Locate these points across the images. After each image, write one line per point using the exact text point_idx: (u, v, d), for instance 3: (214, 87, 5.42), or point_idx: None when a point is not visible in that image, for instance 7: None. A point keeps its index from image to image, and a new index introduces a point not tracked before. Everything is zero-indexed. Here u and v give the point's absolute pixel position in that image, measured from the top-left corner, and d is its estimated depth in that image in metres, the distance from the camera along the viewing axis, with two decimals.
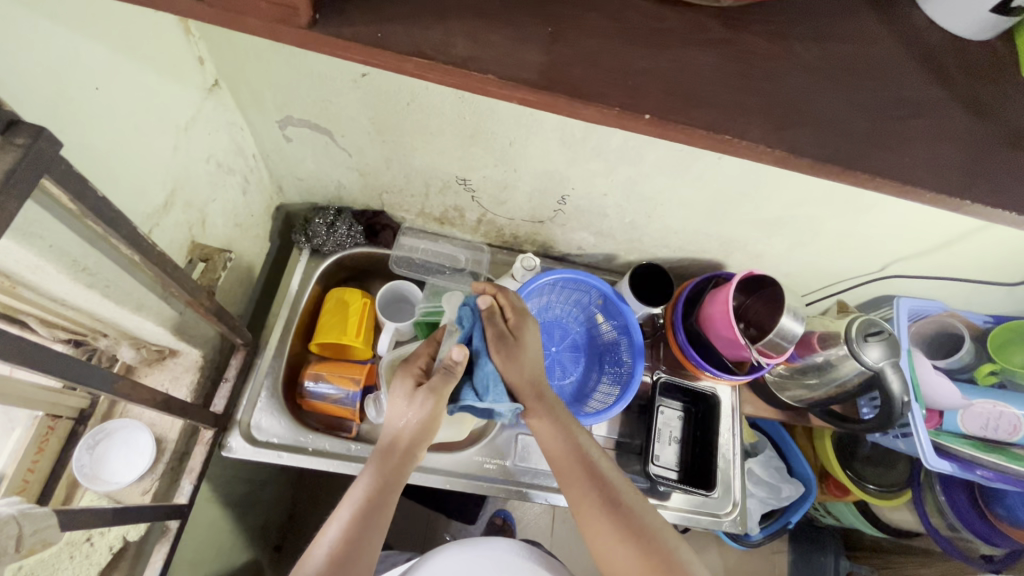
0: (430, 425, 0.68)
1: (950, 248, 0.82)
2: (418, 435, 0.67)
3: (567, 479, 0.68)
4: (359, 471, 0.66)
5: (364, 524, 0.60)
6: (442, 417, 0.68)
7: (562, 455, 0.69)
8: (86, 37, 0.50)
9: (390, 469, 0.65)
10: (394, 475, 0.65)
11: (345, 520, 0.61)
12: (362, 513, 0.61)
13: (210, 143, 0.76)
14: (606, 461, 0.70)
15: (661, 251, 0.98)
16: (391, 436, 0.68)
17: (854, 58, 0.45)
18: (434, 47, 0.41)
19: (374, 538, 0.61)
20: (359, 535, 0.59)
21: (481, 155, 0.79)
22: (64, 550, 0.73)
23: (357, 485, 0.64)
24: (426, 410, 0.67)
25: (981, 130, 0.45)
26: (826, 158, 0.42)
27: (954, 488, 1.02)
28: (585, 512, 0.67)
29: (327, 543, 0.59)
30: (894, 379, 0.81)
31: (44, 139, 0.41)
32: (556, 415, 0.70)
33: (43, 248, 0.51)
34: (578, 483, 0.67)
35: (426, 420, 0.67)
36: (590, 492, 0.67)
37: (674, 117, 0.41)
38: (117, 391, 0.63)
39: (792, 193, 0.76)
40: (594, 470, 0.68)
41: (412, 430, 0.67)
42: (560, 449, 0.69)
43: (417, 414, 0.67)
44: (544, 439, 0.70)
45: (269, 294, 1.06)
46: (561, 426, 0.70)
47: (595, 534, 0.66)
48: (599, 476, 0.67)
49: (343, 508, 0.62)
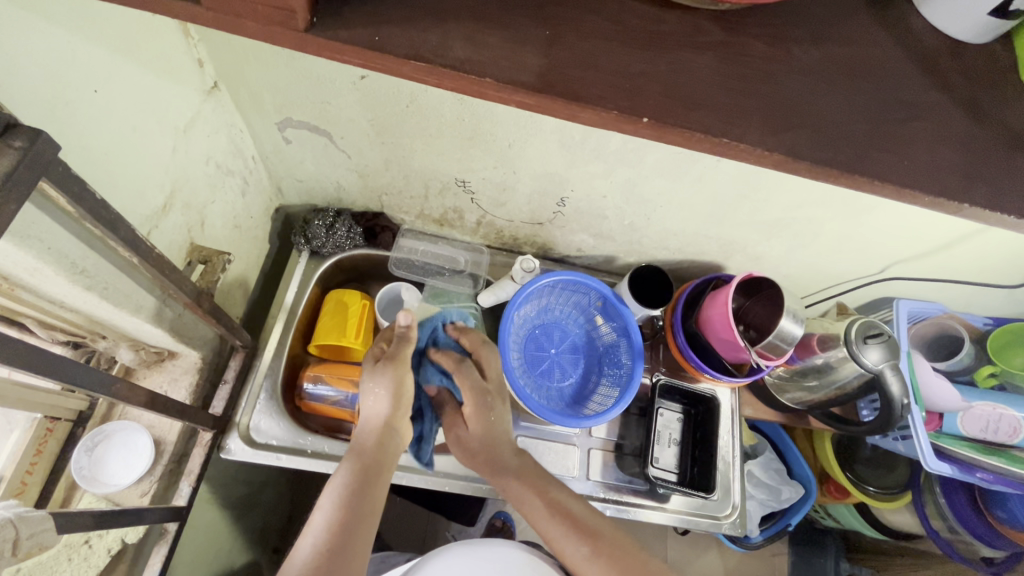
0: (398, 398, 0.71)
1: (950, 250, 0.82)
2: (390, 410, 0.71)
3: (534, 517, 0.73)
4: (338, 466, 0.66)
5: (351, 514, 0.60)
6: (408, 382, 0.72)
7: (528, 497, 0.74)
8: (84, 39, 0.50)
9: (370, 460, 0.67)
10: (374, 468, 0.66)
11: (329, 506, 0.60)
12: (348, 502, 0.61)
13: (209, 145, 0.76)
14: (569, 496, 0.75)
15: (660, 252, 0.98)
16: (365, 428, 0.71)
17: (853, 60, 0.45)
18: (432, 50, 0.41)
19: (364, 527, 0.60)
20: (348, 521, 0.59)
21: (480, 157, 0.79)
22: (62, 552, 0.74)
23: (338, 477, 0.64)
24: (388, 378, 0.71)
25: (980, 133, 0.45)
26: (825, 161, 0.42)
27: (954, 491, 1.03)
28: (557, 542, 0.70)
29: (314, 533, 0.58)
30: (894, 381, 0.81)
31: (41, 142, 0.41)
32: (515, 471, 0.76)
33: (41, 251, 0.51)
34: (545, 516, 0.72)
35: (393, 388, 0.71)
36: (557, 525, 0.71)
37: (672, 120, 0.41)
38: (115, 394, 0.63)
39: (792, 195, 0.75)
40: (558, 503, 0.73)
41: (384, 407, 0.70)
42: (524, 491, 0.74)
43: (382, 387, 0.71)
44: (508, 487, 0.76)
45: (268, 295, 1.06)
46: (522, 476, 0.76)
47: (569, 556, 0.69)
48: (563, 508, 0.72)
49: (325, 498, 0.62)
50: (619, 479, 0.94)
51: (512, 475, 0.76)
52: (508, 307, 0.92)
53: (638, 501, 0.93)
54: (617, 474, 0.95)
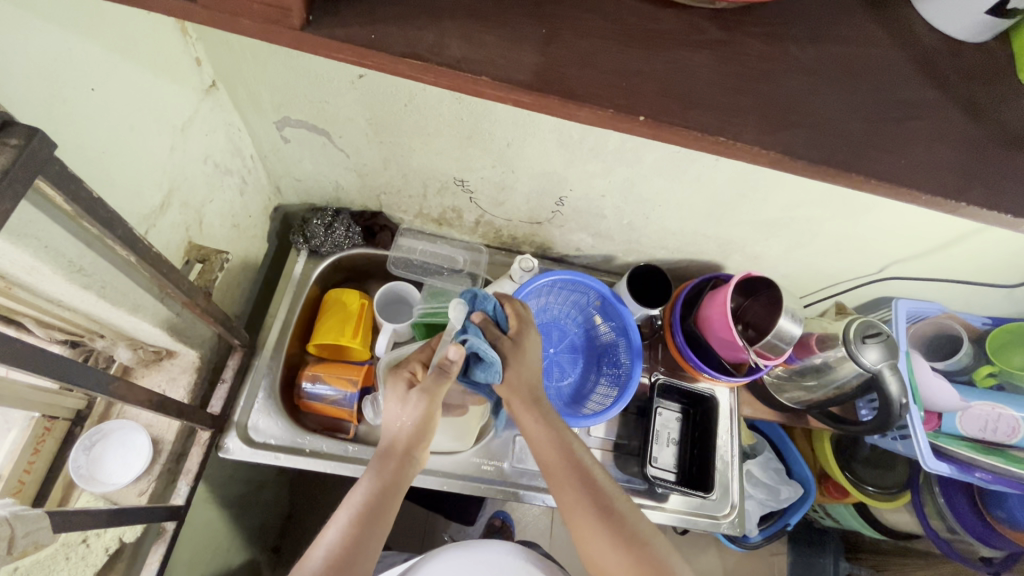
0: (424, 425, 0.68)
1: (949, 249, 0.82)
2: (415, 436, 0.68)
3: (555, 475, 0.69)
4: (357, 479, 0.65)
5: (364, 528, 0.60)
6: (436, 415, 0.69)
7: (557, 454, 0.69)
8: (81, 37, 0.50)
9: (389, 473, 0.65)
10: (392, 483, 0.65)
11: (344, 522, 0.60)
12: (362, 517, 0.61)
13: (207, 144, 0.76)
14: (593, 462, 0.71)
15: (659, 252, 0.98)
16: (388, 441, 0.68)
17: (850, 59, 0.45)
18: (429, 48, 0.41)
19: (374, 541, 0.61)
20: (360, 538, 0.59)
21: (479, 156, 0.79)
22: (59, 551, 0.73)
23: (357, 489, 0.63)
24: (420, 411, 0.68)
25: (978, 132, 0.45)
26: (821, 159, 0.42)
27: (953, 492, 1.03)
28: (574, 511, 0.67)
29: (327, 545, 0.58)
30: (892, 381, 0.81)
31: (37, 140, 0.41)
32: (551, 422, 0.71)
33: (38, 249, 0.51)
34: (568, 479, 0.68)
35: (420, 421, 0.68)
36: (579, 491, 0.67)
37: (668, 119, 0.41)
38: (113, 392, 0.63)
39: (790, 195, 0.75)
40: (583, 468, 0.69)
41: (409, 430, 0.68)
42: (551, 447, 0.70)
43: (412, 417, 0.68)
44: (535, 438, 0.71)
45: (266, 294, 1.06)
46: (554, 431, 0.71)
47: (583, 529, 0.66)
48: (588, 475, 0.68)
49: (342, 512, 0.62)
50: (617, 478, 0.94)
51: (546, 425, 0.71)
52: None
53: (636, 500, 0.93)
54: (615, 474, 0.94)
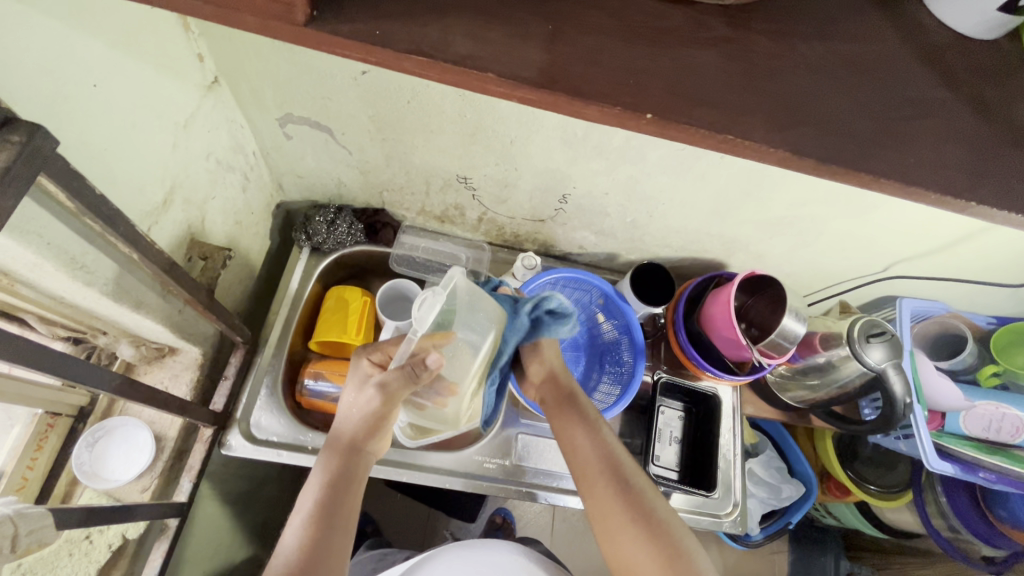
0: (374, 420, 0.66)
1: (955, 248, 0.82)
2: (362, 428, 0.66)
3: (571, 453, 0.72)
4: (309, 475, 0.65)
5: (324, 520, 0.61)
6: (389, 415, 0.66)
7: (587, 451, 0.71)
8: (83, 31, 0.50)
9: (337, 467, 0.65)
10: (348, 471, 0.66)
11: (300, 525, 0.61)
12: (320, 514, 0.61)
13: (209, 140, 0.75)
14: (609, 430, 0.74)
15: (662, 250, 0.98)
16: (336, 431, 0.68)
17: (858, 57, 0.45)
18: (435, 45, 0.40)
19: (338, 532, 0.61)
20: (320, 530, 0.60)
21: (482, 154, 0.79)
22: (63, 548, 0.74)
23: (310, 487, 0.64)
24: (371, 409, 0.65)
25: (988, 130, 0.44)
26: (830, 158, 0.41)
27: (954, 491, 1.02)
28: (601, 503, 0.68)
29: (285, 551, 0.59)
30: (896, 380, 0.80)
31: (40, 136, 0.41)
32: (584, 418, 0.74)
33: (41, 246, 0.50)
34: (583, 450, 0.71)
35: (370, 417, 0.65)
36: (595, 461, 0.70)
37: (676, 118, 0.40)
38: (115, 390, 0.63)
39: (796, 193, 0.75)
40: (599, 438, 0.72)
41: (357, 424, 0.66)
42: (584, 444, 0.72)
43: (362, 410, 0.66)
44: (570, 437, 0.73)
45: (268, 291, 1.06)
46: (577, 414, 0.74)
47: (590, 493, 0.69)
48: (618, 467, 0.69)
49: (298, 513, 0.62)
50: None
51: (580, 424, 0.73)
52: None
53: None
54: None
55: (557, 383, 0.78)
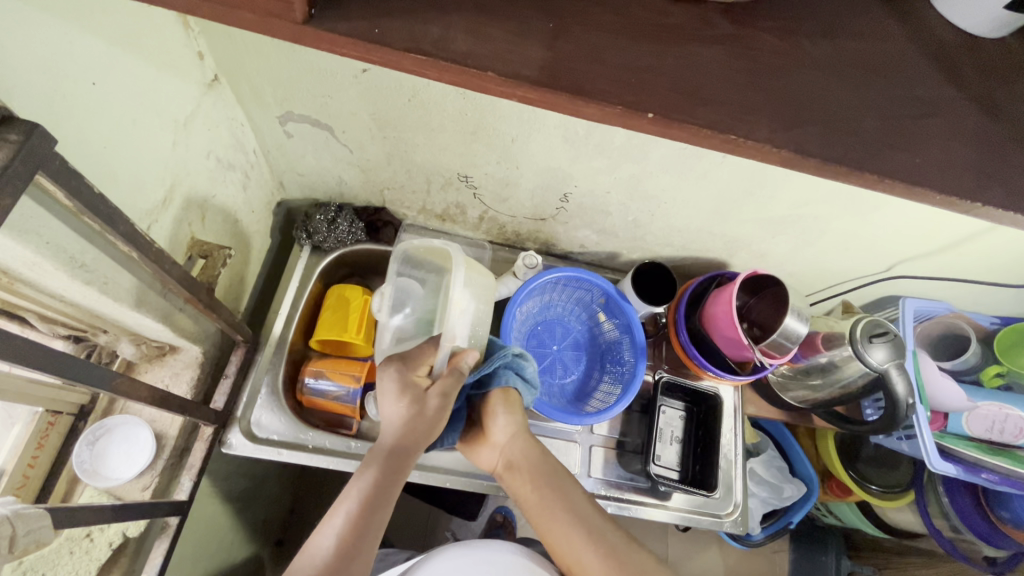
0: (434, 424, 0.68)
1: (959, 248, 0.81)
2: (423, 429, 0.68)
3: (547, 526, 0.71)
4: (355, 473, 0.65)
5: (366, 519, 0.60)
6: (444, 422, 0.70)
7: (557, 514, 0.71)
8: (83, 30, 0.50)
9: (394, 462, 0.65)
10: (392, 472, 0.65)
11: (350, 512, 0.61)
12: (369, 507, 0.61)
13: (210, 139, 0.75)
14: (584, 497, 0.73)
15: (664, 249, 0.98)
16: (386, 436, 0.67)
17: (863, 55, 0.45)
18: (435, 43, 0.40)
19: (375, 532, 0.61)
20: (365, 525, 0.60)
21: (483, 152, 0.79)
22: (64, 546, 0.74)
23: (365, 475, 0.64)
24: (435, 415, 0.68)
25: (995, 130, 0.44)
26: (835, 158, 0.41)
27: (958, 493, 1.01)
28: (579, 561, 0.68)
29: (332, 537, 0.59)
30: (899, 381, 0.80)
31: (37, 135, 0.41)
32: (544, 485, 0.73)
33: (39, 245, 0.50)
34: (560, 522, 0.70)
35: (433, 421, 0.68)
36: (576, 533, 0.69)
37: (680, 116, 0.40)
38: (115, 389, 0.62)
39: (799, 192, 0.74)
40: (575, 508, 0.71)
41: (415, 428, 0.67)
42: (552, 510, 0.71)
43: (425, 414, 0.68)
44: (532, 505, 0.73)
45: (269, 290, 1.06)
46: (543, 477, 0.73)
47: (574, 563, 0.68)
48: (598, 530, 0.69)
49: (347, 502, 0.62)
50: (620, 476, 0.94)
51: (539, 492, 0.72)
52: (509, 305, 0.90)
53: (639, 498, 0.92)
54: (618, 472, 0.94)
55: (523, 446, 0.76)
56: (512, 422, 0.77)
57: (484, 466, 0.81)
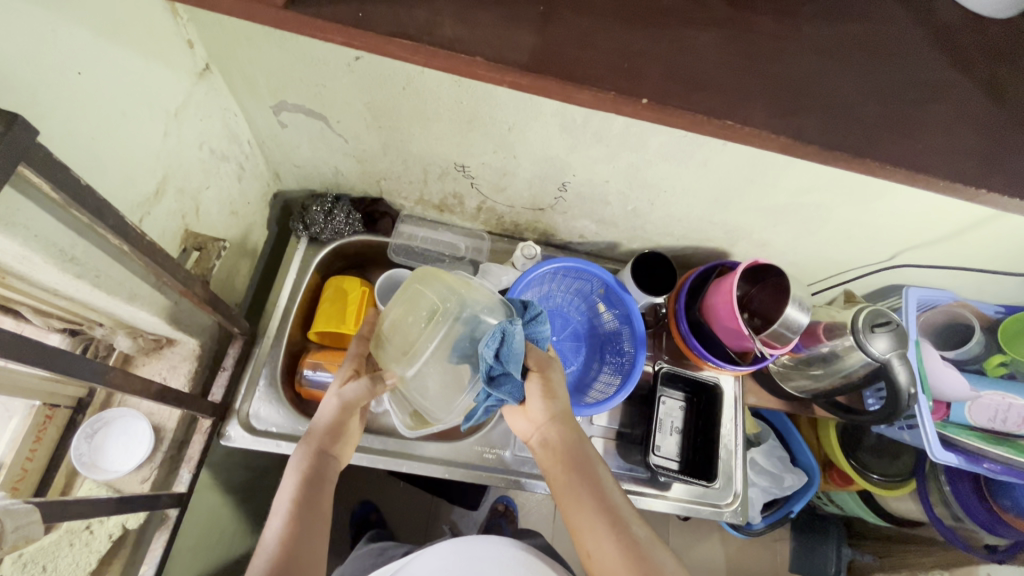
0: (338, 424, 0.69)
1: (965, 236, 0.80)
2: (331, 429, 0.69)
3: (570, 510, 0.68)
4: (284, 479, 0.64)
5: (298, 528, 0.59)
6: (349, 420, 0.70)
7: (579, 499, 0.68)
8: (65, 17, 0.48)
9: (313, 468, 0.65)
10: (315, 480, 0.65)
11: (282, 524, 0.60)
12: (298, 513, 0.61)
13: (202, 129, 0.74)
14: (615, 486, 0.69)
15: (664, 239, 0.97)
16: (311, 427, 0.70)
17: (864, 37, 0.44)
18: (421, 29, 0.39)
19: (310, 542, 0.59)
20: (300, 534, 0.59)
21: (480, 141, 0.77)
22: (64, 538, 0.75)
23: (292, 483, 0.64)
24: (336, 414, 0.69)
25: (1000, 114, 0.43)
26: (833, 145, 0.40)
27: (959, 481, 1.00)
28: (593, 548, 0.65)
29: (267, 549, 0.58)
30: (901, 371, 0.79)
31: (17, 126, 0.40)
32: (572, 465, 0.70)
33: (28, 238, 0.49)
34: (584, 508, 0.67)
35: (336, 419, 0.69)
36: (595, 520, 0.66)
37: (673, 102, 0.39)
38: (110, 382, 0.62)
39: (801, 180, 0.73)
40: (603, 495, 0.67)
41: (326, 424, 0.69)
42: (574, 494, 0.68)
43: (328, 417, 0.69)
44: (557, 484, 0.71)
45: (268, 282, 1.06)
46: (574, 457, 0.70)
47: (591, 551, 0.65)
48: (617, 517, 0.66)
49: (278, 513, 0.61)
50: (620, 467, 0.94)
51: (568, 473, 0.70)
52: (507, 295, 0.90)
53: (639, 489, 0.92)
54: (618, 462, 0.94)
55: (558, 427, 0.71)
56: (552, 402, 0.70)
57: (517, 431, 0.78)
